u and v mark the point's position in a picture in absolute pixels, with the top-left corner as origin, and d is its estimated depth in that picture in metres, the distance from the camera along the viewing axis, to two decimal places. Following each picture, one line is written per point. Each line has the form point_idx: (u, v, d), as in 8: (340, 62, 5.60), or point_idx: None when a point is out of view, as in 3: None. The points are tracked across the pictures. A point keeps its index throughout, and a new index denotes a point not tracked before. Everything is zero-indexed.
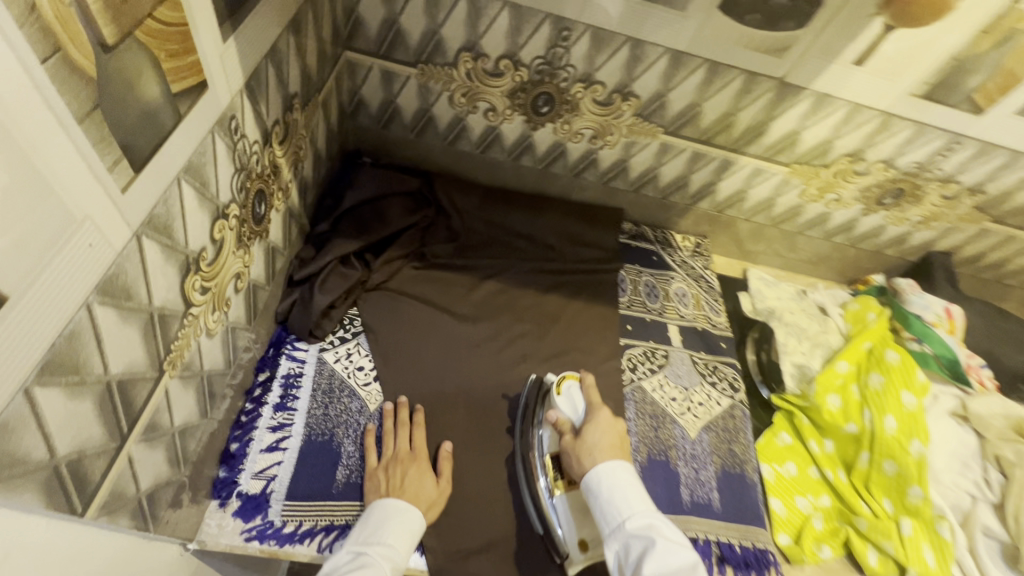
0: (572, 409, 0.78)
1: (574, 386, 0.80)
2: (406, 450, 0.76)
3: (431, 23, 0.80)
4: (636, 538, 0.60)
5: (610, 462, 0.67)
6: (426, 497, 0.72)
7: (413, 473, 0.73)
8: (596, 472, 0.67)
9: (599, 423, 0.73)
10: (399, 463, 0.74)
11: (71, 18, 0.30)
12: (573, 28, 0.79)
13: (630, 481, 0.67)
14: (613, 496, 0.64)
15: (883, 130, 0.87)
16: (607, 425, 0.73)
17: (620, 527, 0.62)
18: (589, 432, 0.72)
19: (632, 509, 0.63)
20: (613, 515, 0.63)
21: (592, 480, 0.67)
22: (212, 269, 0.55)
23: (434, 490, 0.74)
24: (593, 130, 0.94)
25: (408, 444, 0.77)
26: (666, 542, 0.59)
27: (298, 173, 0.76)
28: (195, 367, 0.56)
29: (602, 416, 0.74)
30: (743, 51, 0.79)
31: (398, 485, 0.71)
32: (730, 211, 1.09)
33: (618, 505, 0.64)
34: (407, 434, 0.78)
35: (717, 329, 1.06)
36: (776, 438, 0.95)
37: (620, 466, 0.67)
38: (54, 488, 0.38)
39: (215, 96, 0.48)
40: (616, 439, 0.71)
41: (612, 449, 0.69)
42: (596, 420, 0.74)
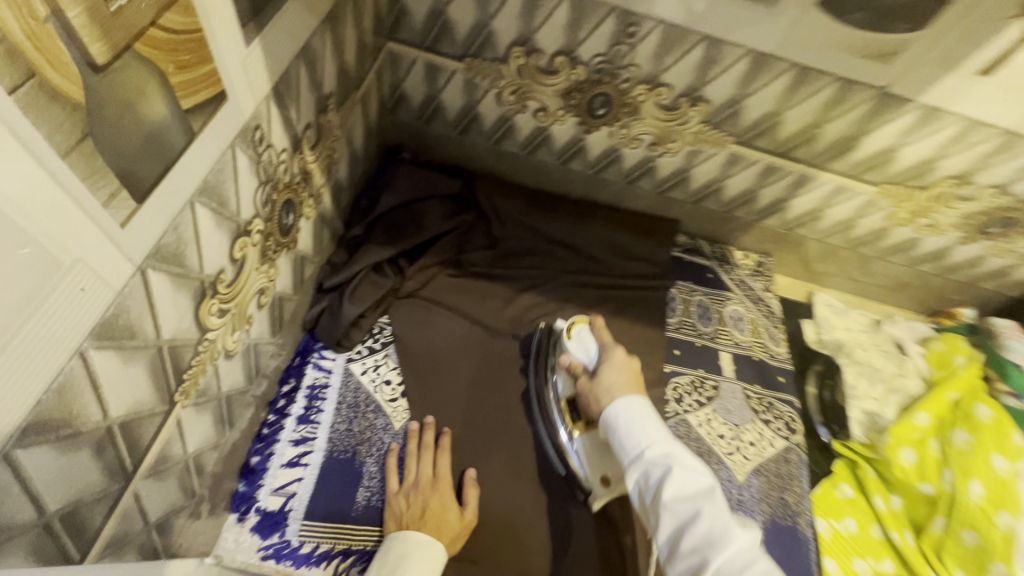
0: (585, 352, 0.74)
1: (585, 331, 0.77)
2: (429, 475, 0.71)
3: (482, 15, 0.73)
4: (654, 465, 0.55)
5: (628, 397, 0.62)
6: (449, 528, 0.67)
7: (436, 502, 0.68)
8: (614, 407, 0.61)
9: (613, 362, 0.69)
10: (422, 489, 0.70)
11: (50, 36, 0.25)
12: (640, 23, 0.70)
13: (648, 411, 0.61)
14: (632, 428, 0.58)
15: (1001, 152, 0.74)
16: (621, 363, 0.69)
17: (637, 455, 0.57)
18: (604, 374, 0.67)
19: (651, 438, 0.57)
20: (631, 444, 0.58)
21: (610, 414, 0.61)
22: (232, 289, 0.51)
23: (457, 522, 0.68)
24: (653, 137, 0.85)
25: (433, 468, 0.72)
26: (685, 468, 0.54)
27: (332, 176, 0.71)
28: (212, 391, 0.53)
29: (616, 356, 0.70)
30: (841, 55, 0.67)
31: (419, 514, 0.67)
32: (800, 230, 0.98)
33: (636, 435, 0.58)
34: (431, 458, 0.73)
35: (776, 360, 0.96)
36: (835, 490, 0.85)
37: (637, 399, 0.61)
38: (44, 545, 0.35)
39: (236, 106, 0.43)
40: (633, 376, 0.67)
41: (628, 385, 0.65)
42: (611, 359, 0.70)
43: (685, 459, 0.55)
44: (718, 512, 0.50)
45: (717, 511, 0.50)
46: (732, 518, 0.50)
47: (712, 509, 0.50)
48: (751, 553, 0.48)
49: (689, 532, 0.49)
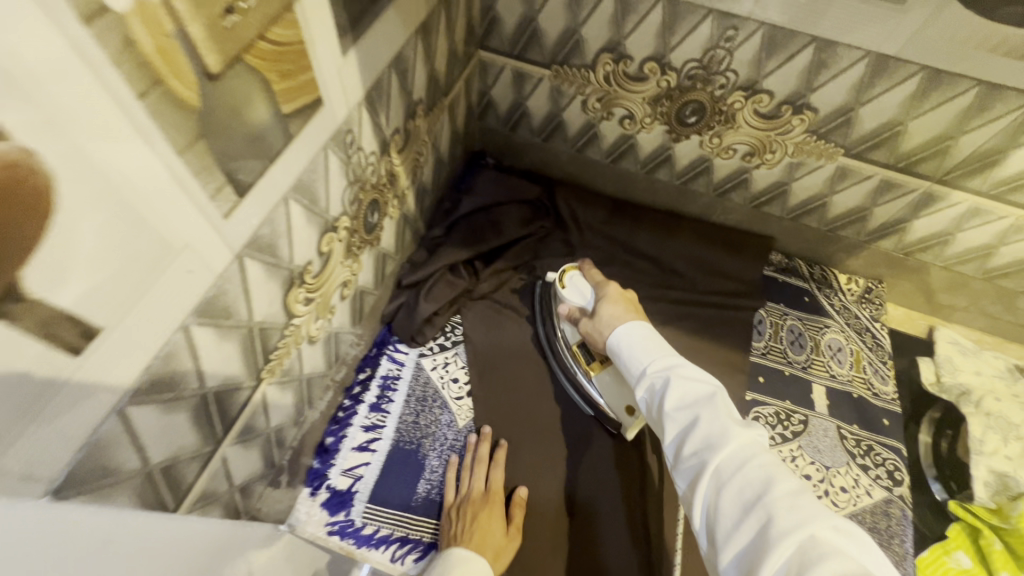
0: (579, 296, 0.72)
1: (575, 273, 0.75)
2: (481, 488, 0.72)
3: (571, 21, 0.72)
4: (656, 377, 0.53)
5: (629, 322, 0.60)
6: (493, 544, 0.67)
7: (484, 515, 0.68)
8: (616, 335, 0.60)
9: (610, 298, 0.66)
10: (472, 501, 0.70)
11: (175, 51, 0.29)
12: (741, 26, 0.65)
13: (653, 330, 0.58)
14: (635, 346, 0.57)
15: None
16: (615, 296, 0.67)
17: (641, 371, 0.55)
18: (602, 312, 0.65)
19: (654, 353, 0.55)
20: (636, 362, 0.56)
21: (614, 337, 0.60)
22: (318, 280, 0.55)
23: (502, 538, 0.68)
24: (749, 146, 0.79)
25: (485, 481, 0.73)
26: (687, 376, 0.51)
27: (417, 178, 0.74)
28: (295, 372, 0.58)
29: (608, 290, 0.68)
30: (987, 56, 0.58)
31: (467, 526, 0.67)
32: (922, 255, 0.86)
33: (640, 352, 0.56)
34: (485, 472, 0.74)
35: (880, 400, 0.85)
36: (949, 559, 0.73)
37: (639, 323, 0.59)
38: (147, 492, 0.40)
39: (330, 111, 0.46)
40: (630, 304, 0.65)
41: (627, 314, 0.63)
42: (607, 297, 0.67)
43: (686, 367, 0.52)
44: (719, 413, 0.47)
45: (717, 413, 0.47)
46: (736, 420, 0.47)
47: (712, 410, 0.47)
48: (757, 452, 0.44)
49: (689, 436, 0.47)
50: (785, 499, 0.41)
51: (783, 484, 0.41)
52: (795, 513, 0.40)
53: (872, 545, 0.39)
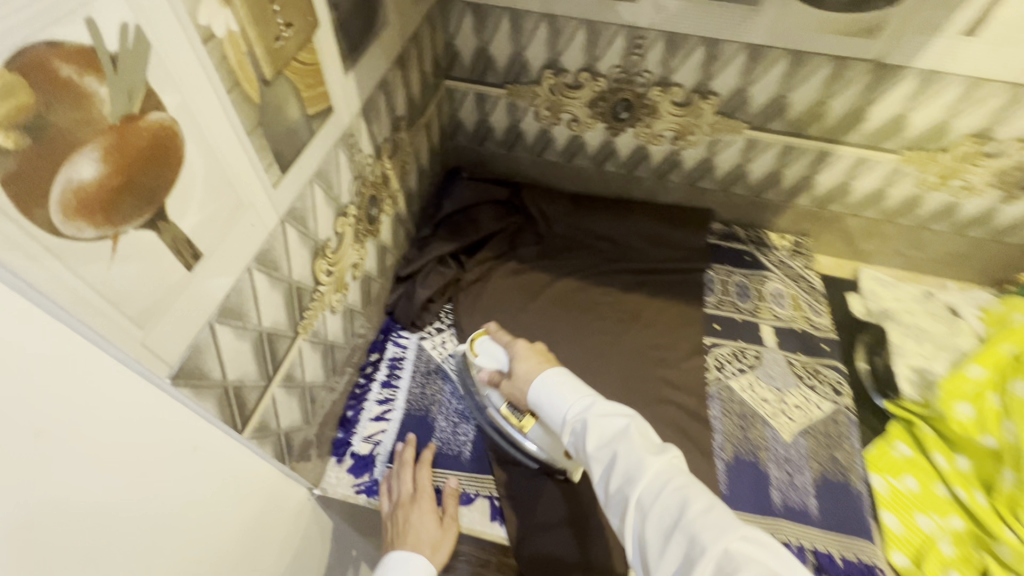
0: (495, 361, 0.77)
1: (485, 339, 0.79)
2: (409, 490, 0.78)
3: (516, 47, 0.90)
4: (576, 425, 0.62)
5: (541, 374, 0.68)
6: (430, 539, 0.74)
7: (414, 516, 0.75)
8: (533, 387, 0.68)
9: (518, 356, 0.73)
10: (402, 507, 0.77)
11: (246, 64, 0.43)
12: (646, 36, 0.83)
13: (564, 374, 0.67)
14: (551, 398, 0.65)
15: (1014, 104, 0.78)
16: (527, 352, 0.73)
17: (564, 419, 0.64)
18: (518, 370, 0.72)
19: (568, 401, 0.64)
20: (555, 411, 0.65)
21: (532, 395, 0.68)
22: (335, 256, 0.69)
23: (438, 530, 0.76)
24: (674, 132, 0.96)
25: (413, 485, 0.79)
26: (601, 416, 0.61)
27: (404, 184, 0.90)
28: (321, 335, 0.70)
29: (519, 347, 0.74)
30: (829, 36, 0.77)
31: (401, 531, 0.75)
32: (833, 206, 1.03)
33: (556, 402, 0.65)
34: (412, 474, 0.80)
35: (819, 331, 0.99)
36: (892, 450, 0.86)
37: (550, 372, 0.68)
38: (224, 404, 0.52)
39: (339, 117, 0.62)
40: (541, 355, 0.72)
41: (541, 366, 0.70)
42: (517, 354, 0.74)
43: (600, 408, 0.62)
44: (633, 449, 0.56)
45: (631, 448, 0.56)
46: (648, 450, 0.56)
47: (625, 447, 0.57)
48: (668, 477, 0.54)
49: (614, 475, 0.56)
50: (697, 516, 0.50)
51: (693, 501, 0.51)
52: (706, 529, 0.49)
53: (771, 542, 0.48)
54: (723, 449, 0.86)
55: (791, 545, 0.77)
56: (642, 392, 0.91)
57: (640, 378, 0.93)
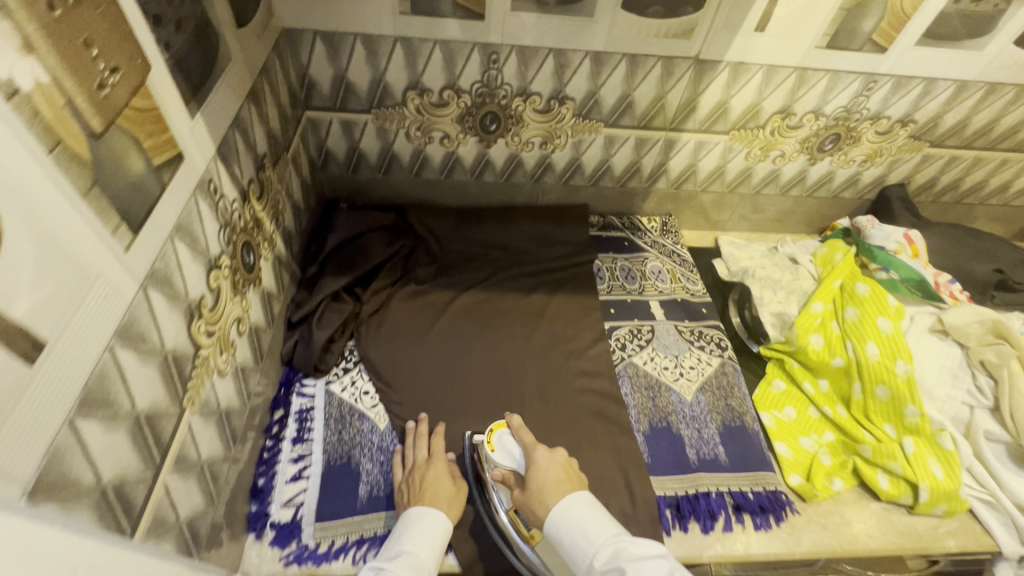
0: (511, 459, 0.78)
1: (505, 436, 0.80)
2: (424, 456, 0.81)
3: (375, 72, 0.89)
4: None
5: (563, 501, 0.68)
6: (445, 495, 0.76)
7: (431, 475, 0.78)
8: (553, 518, 0.67)
9: (538, 464, 0.74)
10: (418, 470, 0.79)
11: (67, 117, 0.38)
12: (500, 51, 0.87)
13: (586, 509, 0.67)
14: (575, 539, 0.64)
15: (802, 84, 0.96)
16: (547, 462, 0.74)
17: (591, 567, 0.62)
18: (534, 480, 0.72)
19: (596, 546, 0.63)
20: (583, 556, 0.63)
21: (554, 529, 0.67)
22: (213, 314, 0.63)
23: (452, 489, 0.78)
24: (542, 137, 1.02)
25: (427, 453, 0.82)
26: (632, 562, 0.59)
27: (279, 225, 0.84)
28: (213, 404, 0.63)
29: (539, 455, 0.75)
30: (654, 40, 0.87)
31: (418, 489, 0.76)
32: (687, 186, 1.16)
33: (583, 544, 0.64)
34: (426, 444, 0.83)
35: (696, 297, 1.11)
36: (771, 387, 0.99)
37: (570, 501, 0.68)
38: (104, 509, 0.44)
39: (192, 164, 0.56)
40: (562, 473, 0.72)
41: (561, 486, 0.70)
42: (535, 461, 0.74)
43: (629, 552, 0.61)
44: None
45: None
46: None
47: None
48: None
49: None
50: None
51: None
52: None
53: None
54: (639, 421, 0.93)
55: (711, 493, 0.85)
56: (560, 385, 0.95)
57: (555, 373, 0.96)
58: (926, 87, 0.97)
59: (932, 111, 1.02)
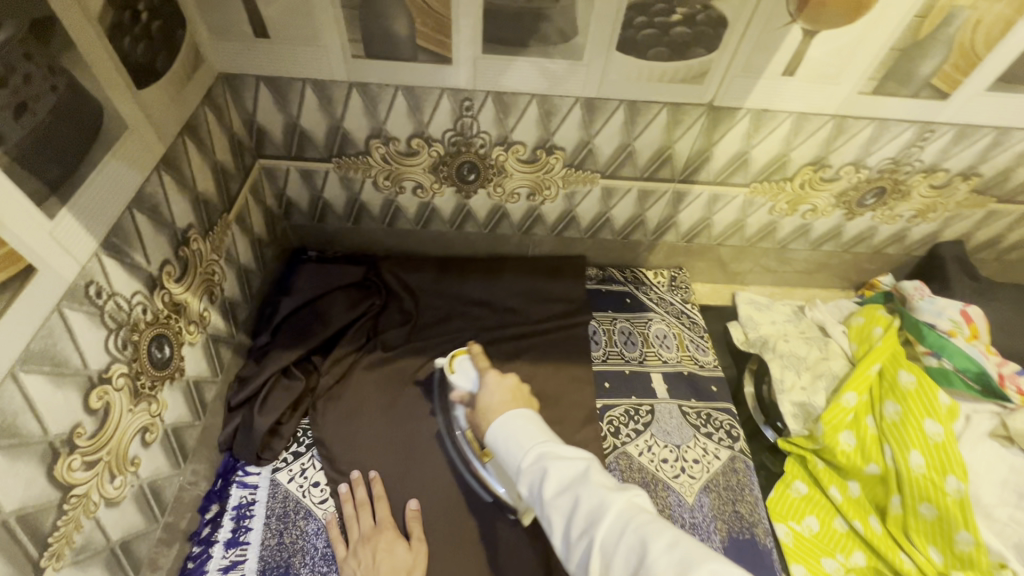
0: (467, 383, 0.78)
1: (465, 360, 0.80)
2: (370, 524, 0.74)
3: (331, 120, 0.78)
4: (533, 472, 0.58)
5: (502, 417, 0.65)
6: (403, 566, 0.70)
7: (384, 546, 0.71)
8: (492, 430, 0.65)
9: (487, 387, 0.72)
10: (367, 543, 0.72)
11: None
12: (473, 97, 0.75)
13: (522, 418, 0.64)
14: (506, 441, 0.62)
15: (840, 133, 0.80)
16: (496, 385, 0.72)
17: (518, 466, 0.60)
18: (480, 399, 0.71)
19: (524, 445, 0.61)
20: (512, 455, 0.61)
21: (492, 437, 0.64)
22: (97, 440, 0.52)
23: (409, 556, 0.71)
24: (529, 188, 0.89)
25: (373, 519, 0.75)
26: (557, 460, 0.58)
27: (215, 298, 0.74)
28: (98, 543, 0.53)
29: (488, 379, 0.73)
30: (658, 84, 0.73)
31: (372, 568, 0.69)
32: (699, 240, 1.01)
33: (511, 446, 0.61)
34: (371, 511, 0.76)
35: (706, 370, 0.96)
36: (789, 490, 0.85)
37: (511, 416, 0.65)
38: None
39: (51, 273, 0.45)
40: (508, 395, 0.70)
41: (505, 403, 0.68)
42: (485, 384, 0.73)
43: (556, 451, 0.59)
44: (592, 489, 0.53)
45: (592, 488, 0.53)
46: (609, 488, 0.54)
47: (587, 489, 0.53)
48: (629, 514, 0.52)
49: (574, 519, 0.52)
50: (661, 554, 0.47)
51: (656, 538, 0.48)
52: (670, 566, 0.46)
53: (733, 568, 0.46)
54: None
55: None
56: None
57: None
58: (997, 137, 0.80)
59: (1003, 163, 0.84)
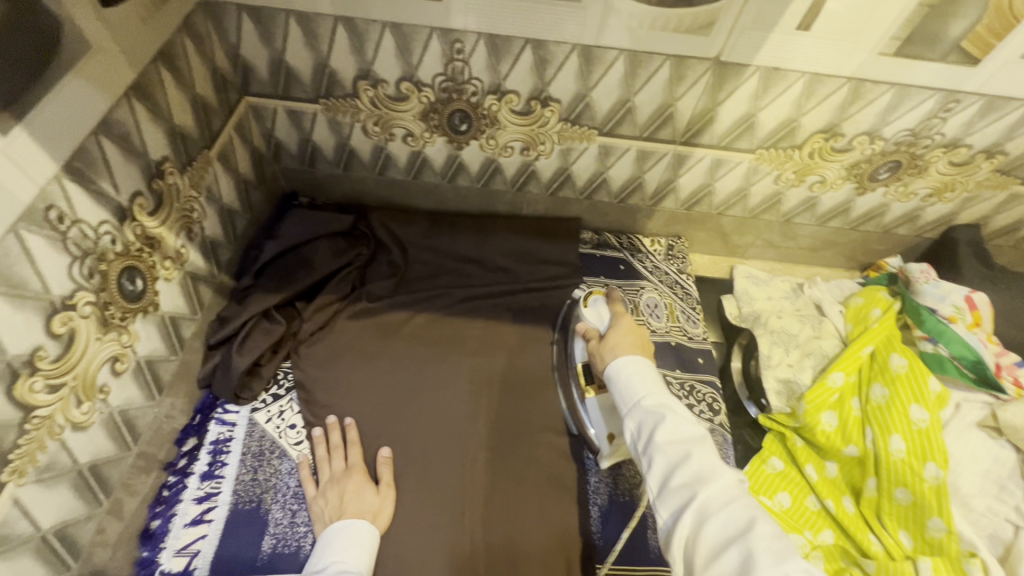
0: (599, 320, 0.79)
1: (600, 301, 0.81)
2: (341, 467, 0.75)
3: (317, 57, 0.75)
4: (648, 414, 0.58)
5: (630, 357, 0.65)
6: (369, 508, 0.71)
7: (352, 490, 0.72)
8: (615, 365, 0.65)
9: (621, 327, 0.72)
10: (336, 485, 0.73)
11: None
12: (464, 38, 0.71)
13: (648, 368, 0.64)
14: (630, 380, 0.62)
15: (855, 99, 0.74)
16: (627, 329, 0.72)
17: (635, 406, 0.61)
18: (610, 335, 0.71)
19: (649, 393, 0.61)
20: (630, 395, 0.62)
21: (612, 372, 0.65)
22: (61, 364, 0.52)
23: (377, 499, 0.73)
24: (522, 142, 0.86)
25: (345, 463, 0.76)
26: (678, 417, 0.58)
27: (194, 236, 0.74)
28: (64, 464, 0.55)
29: (624, 322, 0.74)
30: (661, 33, 0.68)
31: (338, 507, 0.71)
32: (700, 208, 0.97)
33: (634, 387, 0.62)
34: (343, 455, 0.77)
35: (694, 342, 0.94)
36: (765, 466, 0.84)
37: (639, 359, 0.65)
38: None
39: (5, 193, 0.45)
40: (638, 340, 0.70)
41: (631, 347, 0.68)
42: (619, 325, 0.73)
43: (677, 410, 0.59)
44: (707, 456, 0.54)
45: (707, 454, 0.54)
46: (721, 462, 0.54)
47: (703, 453, 0.54)
48: (735, 492, 0.52)
49: (679, 471, 0.53)
50: (764, 536, 0.48)
51: (761, 522, 0.49)
52: (773, 547, 0.47)
53: None
54: (598, 493, 0.79)
55: None
56: (513, 434, 0.82)
57: (511, 419, 0.83)
58: None
59: None
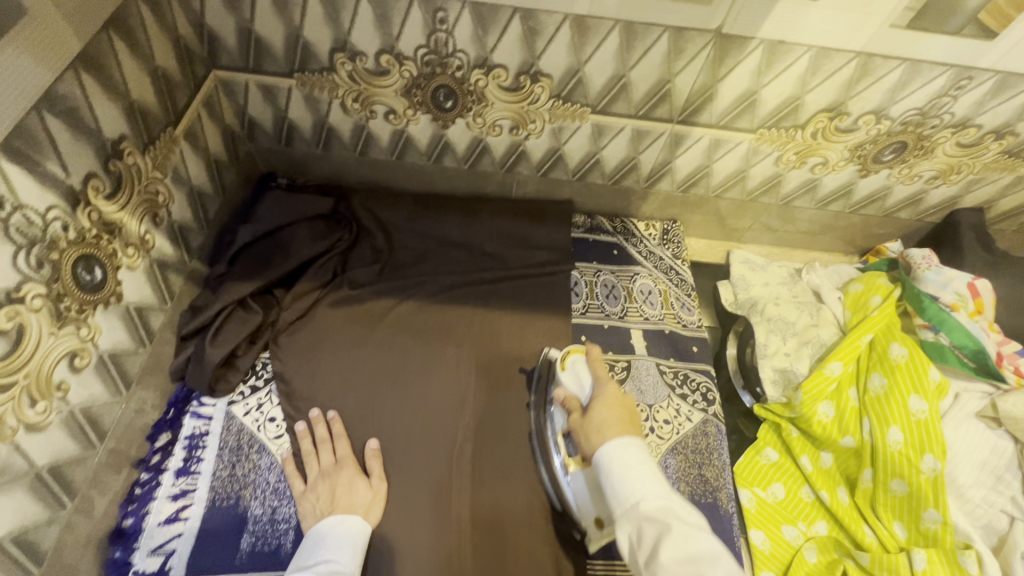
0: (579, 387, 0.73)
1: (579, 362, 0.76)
2: (329, 461, 0.72)
3: (290, 27, 0.69)
4: (651, 523, 0.52)
5: (622, 444, 0.59)
6: (363, 502, 0.69)
7: (342, 485, 0.70)
8: (606, 452, 0.59)
9: (604, 398, 0.66)
10: (326, 480, 0.70)
11: None
12: (447, 7, 0.66)
13: (643, 456, 0.58)
14: (626, 476, 0.56)
15: (863, 76, 0.70)
16: (612, 399, 0.66)
17: (633, 510, 0.54)
18: (595, 409, 0.65)
19: (647, 494, 0.55)
20: (625, 496, 0.55)
21: (603, 462, 0.58)
22: (9, 362, 0.48)
23: (370, 493, 0.70)
24: (511, 120, 0.81)
25: (333, 457, 0.73)
26: (684, 526, 0.51)
27: (160, 221, 0.69)
28: (19, 466, 0.51)
29: (607, 389, 0.68)
30: (659, 3, 0.63)
31: (329, 502, 0.68)
32: (696, 190, 0.93)
33: (630, 485, 0.55)
34: (330, 449, 0.73)
35: (688, 330, 0.91)
36: (759, 456, 0.82)
37: (631, 442, 0.59)
38: None
39: None
40: (624, 414, 0.64)
41: (621, 426, 0.62)
42: (602, 393, 0.67)
43: (682, 517, 0.53)
44: None
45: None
46: None
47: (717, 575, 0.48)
48: None
49: None
50: None
51: None
52: None
53: None
54: None
55: None
56: (501, 426, 0.79)
57: (499, 409, 0.80)
58: None
59: None
